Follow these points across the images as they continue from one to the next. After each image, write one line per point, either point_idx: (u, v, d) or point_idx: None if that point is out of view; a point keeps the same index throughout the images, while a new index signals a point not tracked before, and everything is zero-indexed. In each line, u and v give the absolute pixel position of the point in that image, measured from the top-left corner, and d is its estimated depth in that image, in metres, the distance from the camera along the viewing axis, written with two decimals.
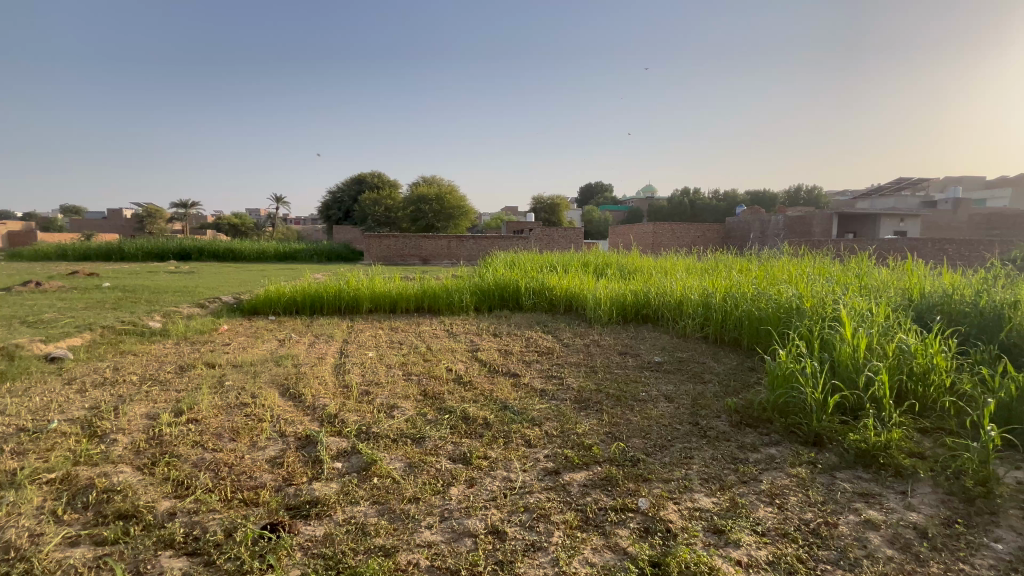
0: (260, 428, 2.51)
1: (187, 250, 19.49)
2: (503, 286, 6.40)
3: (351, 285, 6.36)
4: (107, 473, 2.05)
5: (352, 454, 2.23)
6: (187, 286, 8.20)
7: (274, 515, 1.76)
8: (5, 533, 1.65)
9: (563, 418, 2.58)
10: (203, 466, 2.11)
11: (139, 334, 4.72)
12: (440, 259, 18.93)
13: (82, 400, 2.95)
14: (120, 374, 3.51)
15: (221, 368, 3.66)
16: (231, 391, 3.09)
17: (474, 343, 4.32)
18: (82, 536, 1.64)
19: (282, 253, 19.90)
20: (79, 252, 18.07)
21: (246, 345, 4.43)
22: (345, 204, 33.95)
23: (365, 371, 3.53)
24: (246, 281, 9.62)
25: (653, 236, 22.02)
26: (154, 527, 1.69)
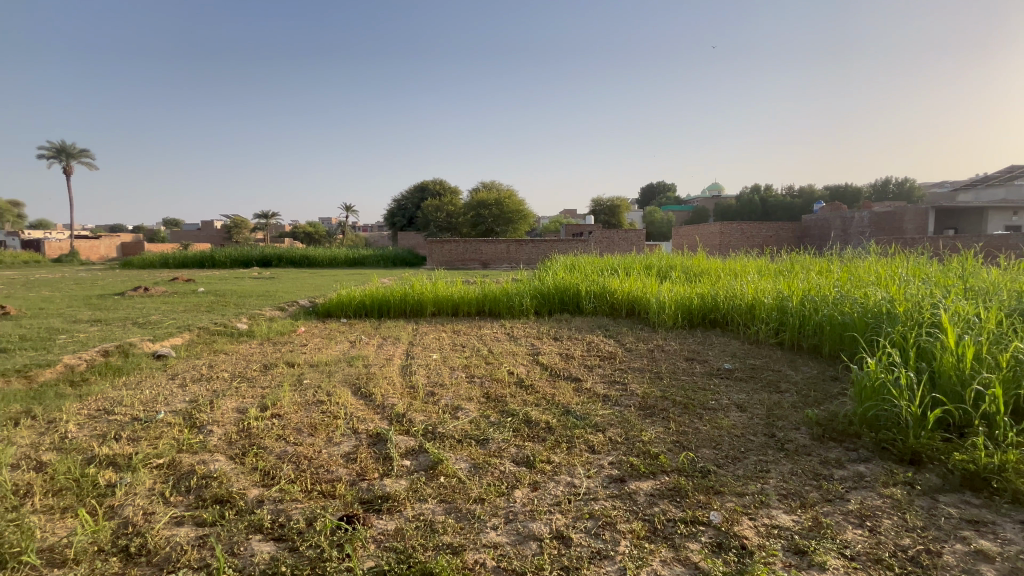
0: (335, 424, 2.67)
1: (269, 258, 21.08)
2: (562, 290, 6.37)
3: (416, 289, 6.61)
4: (204, 460, 2.27)
5: (420, 452, 2.31)
6: (268, 291, 8.88)
7: (350, 507, 1.86)
8: (125, 510, 1.87)
9: (628, 424, 2.53)
10: (287, 458, 2.28)
11: (229, 334, 5.18)
12: (501, 263, 19.18)
13: (183, 394, 3.28)
14: (214, 370, 3.87)
15: (299, 367, 3.93)
16: (308, 389, 3.32)
17: (535, 347, 4.33)
18: (186, 517, 1.82)
19: (353, 259, 21.00)
20: (179, 261, 20.11)
21: (321, 346, 4.72)
22: (410, 211, 35.31)
23: (430, 373, 3.65)
24: (320, 286, 10.26)
25: (720, 236, 21.04)
26: (245, 512, 1.84)
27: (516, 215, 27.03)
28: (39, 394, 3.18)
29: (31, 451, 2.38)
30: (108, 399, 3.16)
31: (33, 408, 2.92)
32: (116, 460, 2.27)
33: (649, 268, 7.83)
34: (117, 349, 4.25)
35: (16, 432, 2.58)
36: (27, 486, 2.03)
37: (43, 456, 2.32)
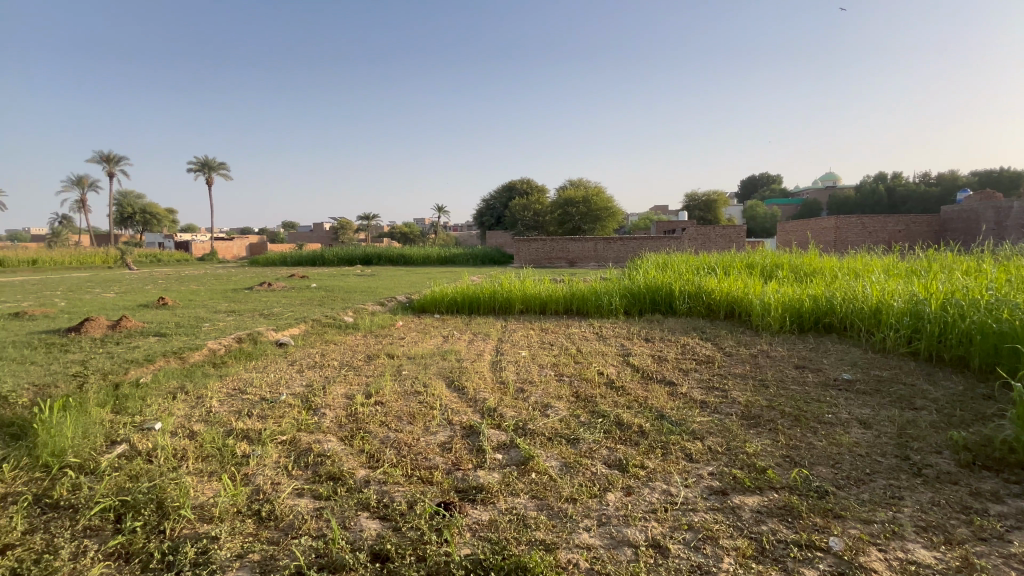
0: (431, 414, 2.82)
1: (370, 257, 22.73)
2: (654, 289, 6.13)
3: (505, 287, 6.74)
4: (319, 440, 2.51)
5: (512, 447, 2.36)
6: (370, 287, 9.58)
7: (446, 494, 1.95)
8: (256, 478, 2.12)
9: (729, 433, 2.37)
10: (389, 443, 2.44)
11: (337, 326, 5.67)
12: (587, 262, 18.95)
13: (301, 379, 3.65)
14: (326, 359, 4.26)
15: (399, 359, 4.20)
16: (407, 379, 3.53)
17: (625, 347, 4.21)
18: (305, 490, 2.03)
19: (444, 258, 21.95)
20: (296, 260, 22.43)
21: (417, 339, 5.00)
22: (498, 211, 36.14)
23: (519, 370, 3.70)
24: (415, 283, 10.89)
25: (835, 231, 18.91)
26: (354, 490, 2.00)
27: (605, 213, 26.50)
28: (190, 373, 3.72)
29: (185, 422, 2.79)
30: (242, 380, 3.62)
31: (186, 385, 3.43)
32: (249, 434, 2.58)
33: (750, 267, 7.27)
34: (248, 337, 4.85)
35: (173, 404, 3.04)
36: (183, 451, 2.39)
37: (194, 426, 2.71)
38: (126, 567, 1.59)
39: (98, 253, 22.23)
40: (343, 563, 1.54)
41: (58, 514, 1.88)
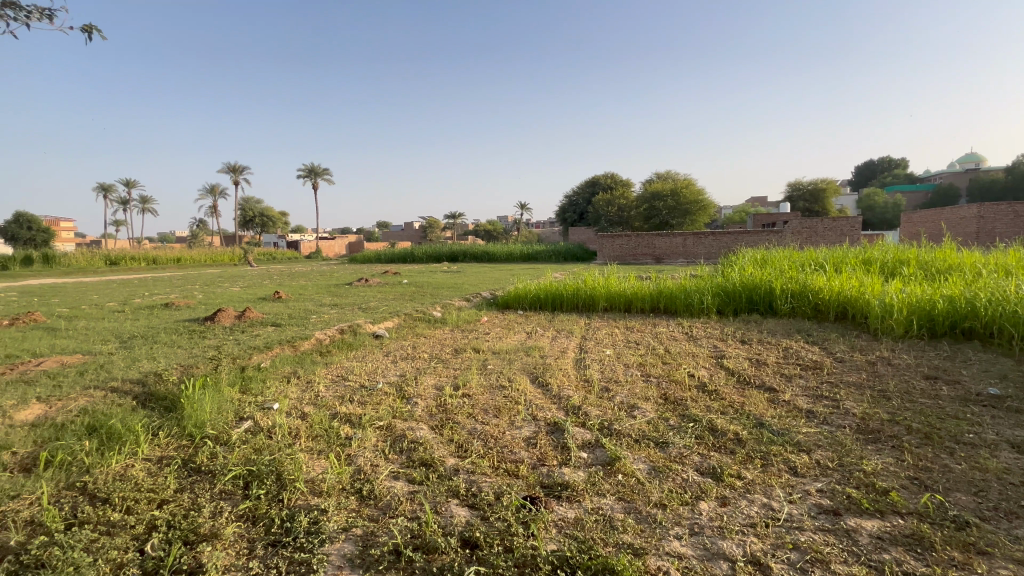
0: (517, 409, 2.86)
1: (456, 254, 23.58)
2: (751, 288, 5.71)
3: (589, 283, 6.66)
4: (412, 428, 2.66)
5: (597, 447, 2.33)
6: (456, 283, 9.93)
7: (532, 489, 1.98)
8: (358, 459, 2.30)
9: (842, 448, 2.14)
10: (476, 435, 2.53)
11: (427, 320, 5.98)
12: (675, 258, 18.11)
13: (395, 370, 3.90)
14: (417, 351, 4.51)
15: (484, 353, 4.32)
16: (492, 374, 3.62)
17: (718, 349, 3.97)
18: (401, 473, 2.16)
19: (527, 255, 22.14)
20: (389, 257, 23.99)
21: (501, 335, 5.12)
22: (581, 206, 35.77)
23: (604, 368, 3.63)
24: (499, 279, 11.15)
25: (978, 221, 16.20)
26: (444, 477, 2.10)
27: (695, 206, 25.12)
28: (301, 360, 4.14)
29: (298, 404, 3.11)
30: (344, 368, 3.94)
31: (298, 371, 3.81)
32: (351, 418, 2.81)
33: (867, 263, 6.49)
34: (349, 329, 5.27)
35: (288, 387, 3.40)
36: (296, 430, 2.66)
37: (305, 408, 3.01)
38: (253, 528, 1.80)
39: (226, 252, 25.36)
40: (435, 546, 1.62)
41: (200, 477, 2.19)
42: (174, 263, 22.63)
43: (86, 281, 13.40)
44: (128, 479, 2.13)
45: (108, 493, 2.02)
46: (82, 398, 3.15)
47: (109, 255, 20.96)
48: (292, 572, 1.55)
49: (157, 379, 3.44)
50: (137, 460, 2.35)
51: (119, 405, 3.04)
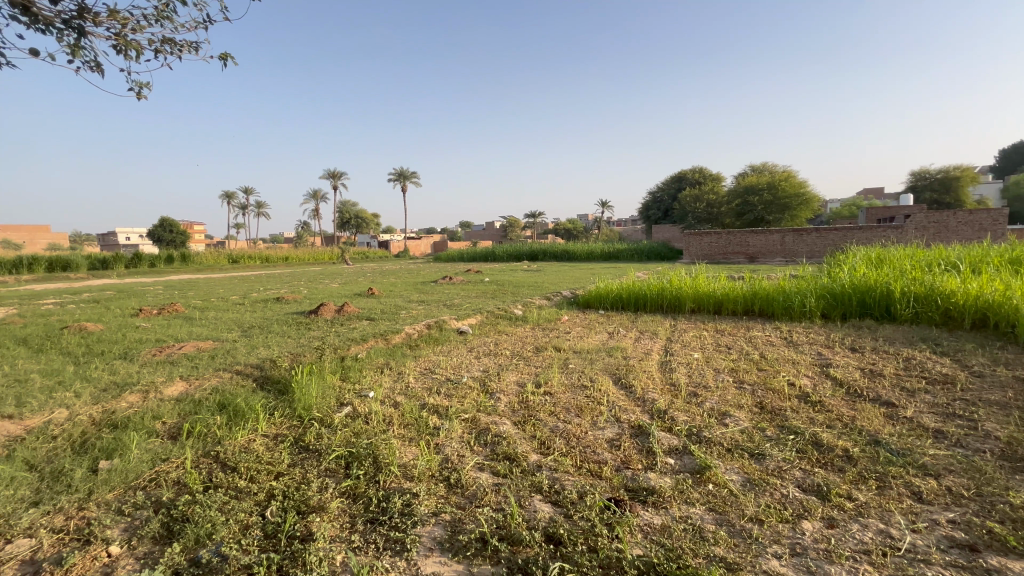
0: (599, 410, 2.83)
1: (536, 253, 23.73)
2: (864, 290, 5.14)
3: (674, 283, 6.38)
4: (496, 422, 2.73)
5: (685, 454, 2.24)
6: (537, 282, 9.98)
7: (616, 491, 1.95)
8: (446, 449, 2.41)
9: (982, 475, 1.87)
10: (558, 433, 2.54)
11: (509, 318, 6.09)
12: (771, 257, 16.77)
13: (479, 365, 4.03)
14: (499, 347, 4.62)
15: (565, 352, 4.32)
16: (574, 373, 3.61)
17: (823, 357, 3.61)
18: (486, 465, 2.23)
19: (608, 253, 21.64)
20: (471, 256, 24.77)
21: (582, 334, 5.08)
22: (666, 203, 34.28)
23: (692, 373, 3.47)
24: (579, 278, 11.05)
25: None
26: (528, 472, 2.14)
27: (795, 200, 23.03)
28: (393, 352, 4.42)
29: (390, 393, 3.33)
30: (431, 361, 4.14)
31: (390, 363, 4.07)
32: (438, 410, 2.95)
33: (1015, 263, 5.56)
34: (435, 324, 5.52)
35: (382, 377, 3.65)
36: (389, 417, 2.85)
37: (397, 398, 3.21)
38: (354, 505, 1.96)
39: (327, 252, 27.66)
40: (520, 539, 1.66)
41: (309, 455, 2.42)
42: (283, 262, 25.10)
43: (214, 277, 15.32)
44: (251, 452, 2.42)
45: (236, 463, 2.31)
46: (214, 379, 3.63)
47: (232, 253, 23.76)
48: (388, 548, 1.67)
49: (272, 365, 3.86)
50: (258, 435, 2.66)
51: (243, 386, 3.46)
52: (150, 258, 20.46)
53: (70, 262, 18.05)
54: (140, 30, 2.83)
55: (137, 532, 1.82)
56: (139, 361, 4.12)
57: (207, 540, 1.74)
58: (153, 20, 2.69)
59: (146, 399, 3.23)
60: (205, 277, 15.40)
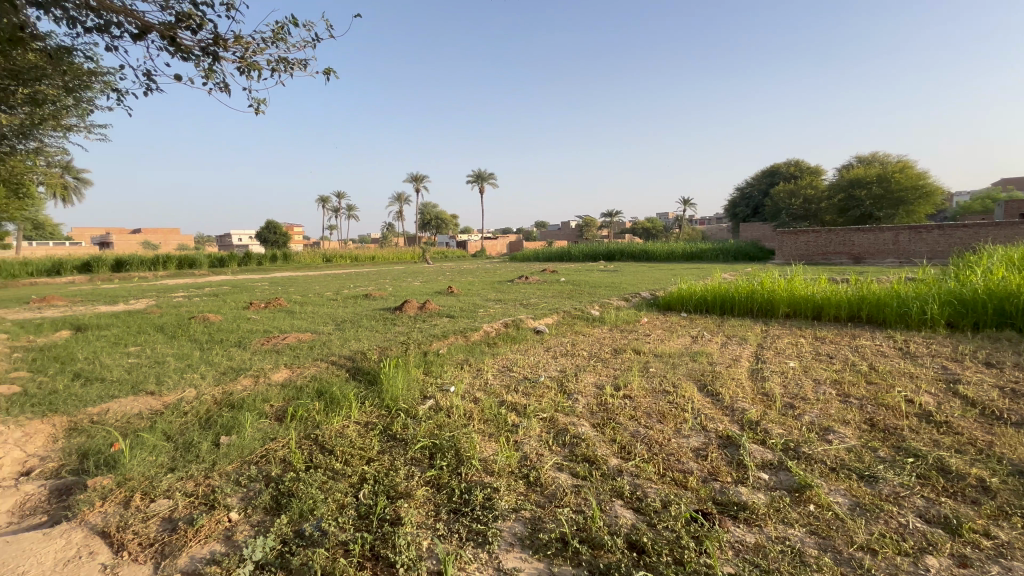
0: (683, 417, 2.71)
1: (613, 253, 23.19)
2: (1003, 296, 4.45)
3: (766, 286, 5.94)
4: (574, 423, 2.71)
5: (781, 470, 2.08)
6: (614, 282, 9.77)
7: (703, 503, 1.85)
8: (525, 446, 2.44)
9: None
10: (639, 438, 2.47)
11: (586, 318, 6.02)
12: (881, 258, 15.05)
13: (556, 365, 4.02)
14: (576, 348, 4.58)
15: (645, 355, 4.18)
16: (655, 378, 3.48)
17: (949, 372, 3.17)
18: (565, 466, 2.22)
19: (690, 254, 20.66)
20: (546, 256, 24.88)
21: (664, 337, 4.89)
22: (755, 200, 31.97)
23: (787, 383, 3.20)
24: (659, 279, 10.65)
25: None
26: (608, 476, 2.10)
27: (912, 194, 20.45)
28: (472, 349, 4.55)
29: (470, 389, 3.42)
30: (508, 360, 4.21)
31: (469, 360, 4.19)
32: (516, 407, 2.99)
33: None
34: (512, 323, 5.60)
35: (462, 373, 3.77)
36: (470, 411, 2.94)
37: (476, 394, 3.30)
38: (438, 494, 2.04)
39: (409, 251, 29.06)
40: (601, 543, 1.63)
41: (396, 443, 2.56)
42: (370, 261, 26.77)
43: (311, 275, 16.75)
44: (345, 437, 2.61)
45: (333, 447, 2.50)
46: (313, 367, 3.97)
47: (326, 253, 25.75)
48: (471, 539, 1.71)
49: (362, 357, 4.14)
50: (351, 421, 2.86)
51: (338, 375, 3.75)
52: (258, 258, 22.74)
53: (195, 260, 20.59)
54: (260, 52, 3.14)
55: (251, 502, 2.03)
56: (251, 349, 4.61)
57: (310, 514, 1.90)
58: (271, 42, 2.97)
59: (257, 383, 3.61)
60: (304, 275, 16.82)
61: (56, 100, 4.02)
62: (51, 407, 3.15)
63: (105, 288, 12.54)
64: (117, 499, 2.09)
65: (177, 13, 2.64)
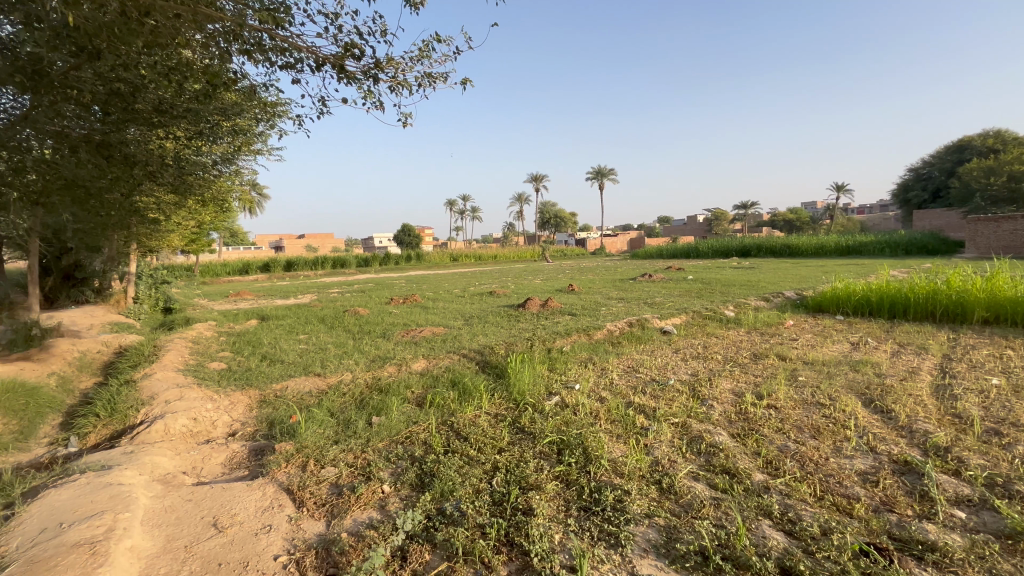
0: (845, 434, 2.37)
1: (749, 248, 21.04)
2: None
3: (955, 285, 4.92)
4: (710, 430, 2.53)
5: (984, 509, 1.72)
6: (751, 281, 8.86)
7: (875, 536, 1.62)
8: (656, 451, 2.34)
9: None
10: (789, 454, 2.22)
11: (719, 319, 5.58)
12: None
13: (686, 367, 3.79)
14: (709, 351, 4.27)
15: (792, 362, 3.73)
16: (806, 388, 3.08)
17: None
18: (701, 476, 2.09)
19: (845, 248, 17.98)
20: (671, 252, 23.66)
21: (815, 343, 4.32)
22: (935, 181, 26.62)
23: (990, 404, 2.61)
24: (806, 277, 9.42)
25: None
26: (753, 492, 1.93)
27: None
28: (596, 348, 4.49)
29: (595, 388, 3.39)
30: (634, 360, 4.07)
31: (593, 358, 4.15)
32: (645, 410, 2.88)
33: None
34: (637, 322, 5.41)
35: (587, 371, 3.75)
36: (596, 411, 2.90)
37: (602, 393, 3.25)
38: (567, 490, 2.05)
39: (528, 249, 29.54)
40: (749, 564, 1.51)
41: (524, 436, 2.64)
42: (493, 259, 27.87)
43: (441, 273, 18.06)
44: (477, 426, 2.76)
45: (467, 434, 2.66)
46: (447, 359, 4.27)
47: (453, 253, 27.45)
48: (603, 539, 1.70)
49: (490, 352, 4.33)
50: (482, 412, 3.03)
51: (469, 367, 3.98)
52: (396, 258, 25.17)
53: (346, 260, 23.51)
54: (408, 71, 3.45)
55: (399, 478, 2.25)
56: (394, 340, 5.12)
57: (450, 494, 2.05)
58: (417, 60, 3.25)
59: (400, 370, 4.00)
60: (434, 273, 18.18)
61: (249, 128, 4.89)
62: (248, 381, 3.85)
63: (282, 285, 14.94)
64: (297, 463, 2.47)
65: (346, 44, 3.01)
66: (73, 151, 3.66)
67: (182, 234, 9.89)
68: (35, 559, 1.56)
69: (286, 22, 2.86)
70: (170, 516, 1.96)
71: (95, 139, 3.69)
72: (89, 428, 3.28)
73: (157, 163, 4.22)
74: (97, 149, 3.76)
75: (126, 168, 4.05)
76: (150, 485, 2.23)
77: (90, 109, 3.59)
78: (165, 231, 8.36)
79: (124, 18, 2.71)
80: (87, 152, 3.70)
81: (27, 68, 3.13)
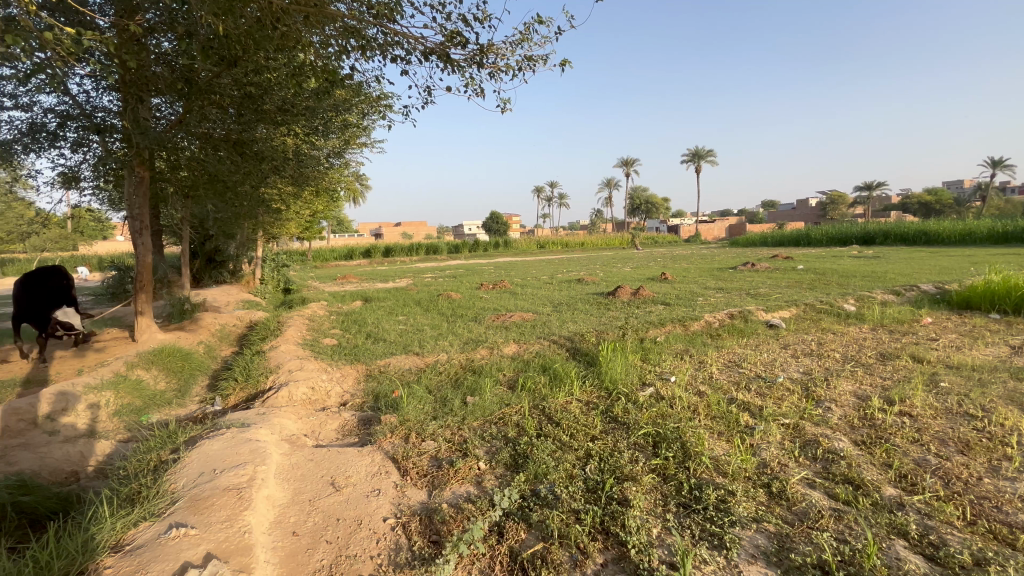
0: (1004, 453, 2.02)
1: (874, 235, 18.51)
2: None
3: None
4: (828, 435, 2.29)
5: None
6: (877, 272, 7.80)
7: None
8: (763, 452, 2.17)
9: None
10: (927, 468, 1.95)
11: (836, 314, 5.01)
12: None
13: (797, 365, 3.47)
14: (824, 348, 3.86)
15: (931, 365, 3.25)
16: (950, 396, 2.67)
17: None
18: (818, 483, 1.90)
19: (1002, 235, 15.17)
20: (778, 239, 21.70)
21: (963, 344, 3.72)
22: None
23: None
24: (949, 269, 8.07)
25: None
26: (883, 507, 1.72)
27: None
28: (692, 339, 4.27)
29: (693, 380, 3.23)
30: (736, 354, 3.80)
31: (689, 350, 3.95)
32: (750, 407, 2.68)
33: None
34: (738, 313, 5.04)
35: (683, 364, 3.57)
36: (694, 405, 2.76)
37: (701, 387, 3.08)
38: (665, 484, 1.98)
39: (617, 237, 28.74)
40: None
41: (618, 426, 2.58)
42: (580, 247, 27.46)
43: (528, 260, 18.26)
44: (568, 413, 2.75)
45: (559, 419, 2.67)
46: (537, 344, 4.31)
47: (540, 241, 27.63)
48: (705, 539, 1.62)
49: (581, 339, 4.29)
50: (573, 398, 3.02)
51: (559, 354, 3.98)
52: (485, 245, 25.88)
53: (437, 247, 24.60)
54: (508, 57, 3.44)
55: (494, 456, 2.32)
56: (485, 324, 5.27)
57: (543, 477, 2.07)
58: (517, 43, 3.24)
59: (492, 354, 4.12)
60: (522, 260, 18.44)
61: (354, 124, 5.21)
62: (355, 357, 4.20)
63: (382, 270, 16.06)
64: (400, 435, 2.65)
65: (450, 33, 3.08)
66: (216, 150, 4.30)
67: (299, 222, 10.96)
68: (196, 498, 1.84)
69: (397, 15, 2.97)
70: (296, 472, 2.20)
71: (232, 138, 4.21)
72: (230, 390, 3.80)
73: (281, 158, 4.58)
74: (234, 148, 4.26)
75: (257, 164, 4.44)
76: (279, 443, 2.52)
77: (228, 111, 4.10)
78: (286, 219, 9.34)
79: (260, 24, 3.01)
80: (225, 149, 4.24)
81: (183, 78, 3.70)
